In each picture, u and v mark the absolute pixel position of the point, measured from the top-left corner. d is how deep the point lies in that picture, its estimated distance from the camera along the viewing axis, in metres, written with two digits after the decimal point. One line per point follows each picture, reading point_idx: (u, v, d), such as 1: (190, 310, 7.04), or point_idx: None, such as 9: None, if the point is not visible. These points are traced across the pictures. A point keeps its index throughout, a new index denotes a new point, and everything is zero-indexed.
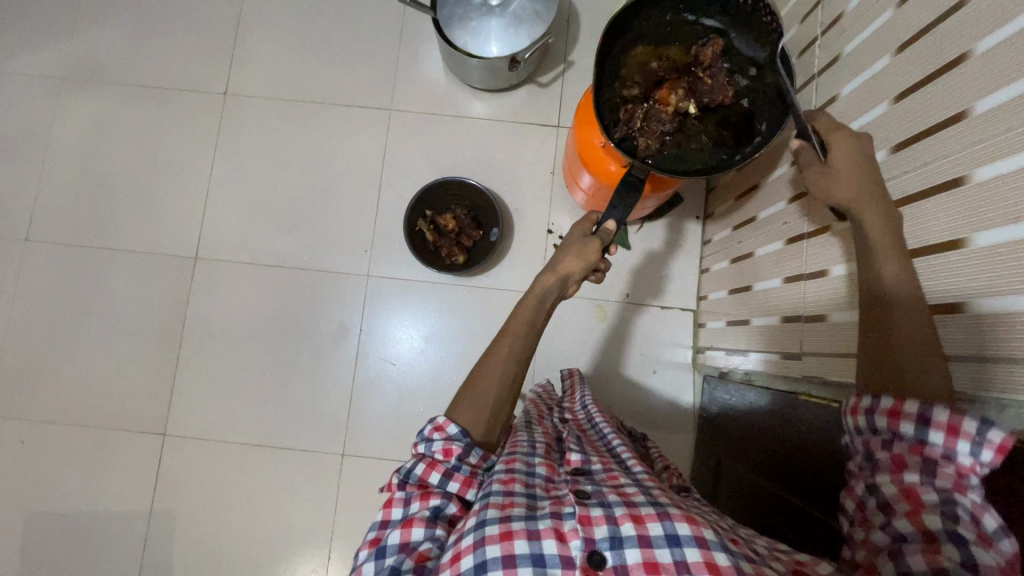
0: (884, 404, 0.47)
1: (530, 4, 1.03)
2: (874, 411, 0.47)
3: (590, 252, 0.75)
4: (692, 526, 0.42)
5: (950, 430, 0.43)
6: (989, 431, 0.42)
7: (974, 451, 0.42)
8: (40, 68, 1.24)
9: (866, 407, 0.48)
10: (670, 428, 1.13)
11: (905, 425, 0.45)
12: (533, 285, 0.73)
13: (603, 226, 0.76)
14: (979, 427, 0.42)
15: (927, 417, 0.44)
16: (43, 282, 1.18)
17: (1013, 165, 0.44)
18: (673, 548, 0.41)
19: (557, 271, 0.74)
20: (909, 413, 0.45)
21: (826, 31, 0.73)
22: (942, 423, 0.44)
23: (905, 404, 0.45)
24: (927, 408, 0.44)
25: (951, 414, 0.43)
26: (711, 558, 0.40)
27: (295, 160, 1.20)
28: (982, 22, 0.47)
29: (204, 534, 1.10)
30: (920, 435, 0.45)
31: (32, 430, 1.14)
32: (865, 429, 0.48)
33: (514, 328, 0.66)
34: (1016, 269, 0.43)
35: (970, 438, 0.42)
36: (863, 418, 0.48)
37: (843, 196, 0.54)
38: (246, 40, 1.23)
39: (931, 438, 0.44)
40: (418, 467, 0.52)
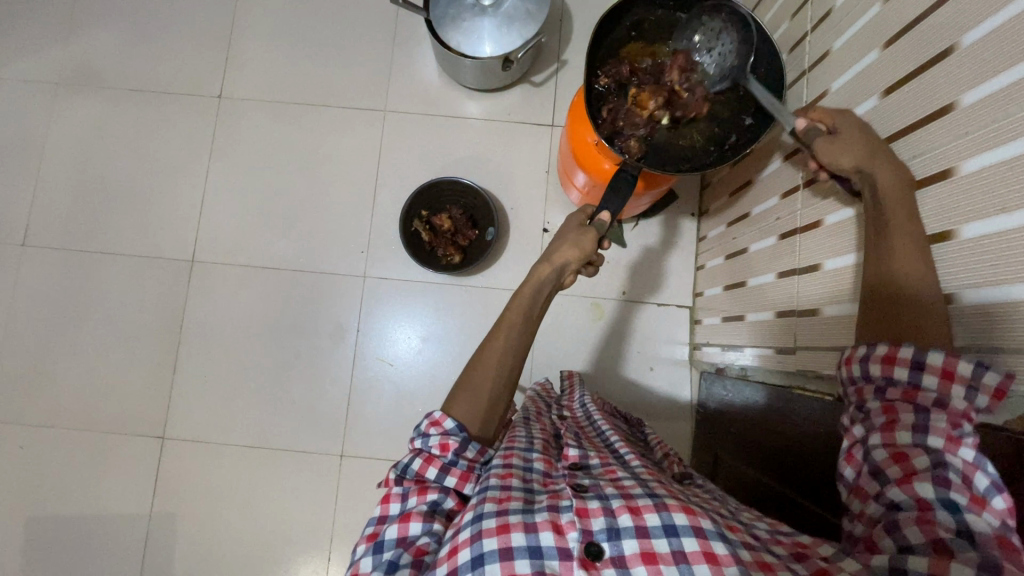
0: (880, 350, 0.48)
1: (522, 4, 1.03)
2: (870, 358, 0.48)
3: (586, 241, 0.75)
4: (689, 516, 0.42)
5: (944, 376, 0.44)
6: (984, 374, 0.43)
7: (969, 396, 0.43)
8: (35, 74, 1.24)
9: (861, 355, 0.49)
10: (668, 425, 1.13)
11: (899, 370, 0.46)
12: (529, 274, 0.72)
13: (598, 218, 0.78)
14: (975, 371, 0.43)
15: (921, 362, 0.45)
16: (40, 287, 1.18)
17: (1000, 157, 0.44)
18: (670, 538, 0.41)
19: (552, 261, 0.72)
20: (904, 358, 0.46)
21: (816, 26, 0.74)
22: (937, 368, 0.44)
23: (900, 350, 0.47)
24: (922, 354, 0.45)
25: (946, 360, 0.44)
26: (709, 547, 0.40)
27: (291, 163, 1.20)
28: (967, 14, 0.47)
29: (204, 537, 1.10)
30: (914, 379, 0.45)
31: (32, 435, 1.14)
32: (859, 377, 0.49)
33: (510, 320, 0.66)
34: (1005, 258, 0.43)
35: (965, 382, 0.43)
36: (858, 366, 0.49)
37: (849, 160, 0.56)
38: (240, 44, 1.24)
39: (924, 382, 0.45)
40: (415, 462, 0.53)
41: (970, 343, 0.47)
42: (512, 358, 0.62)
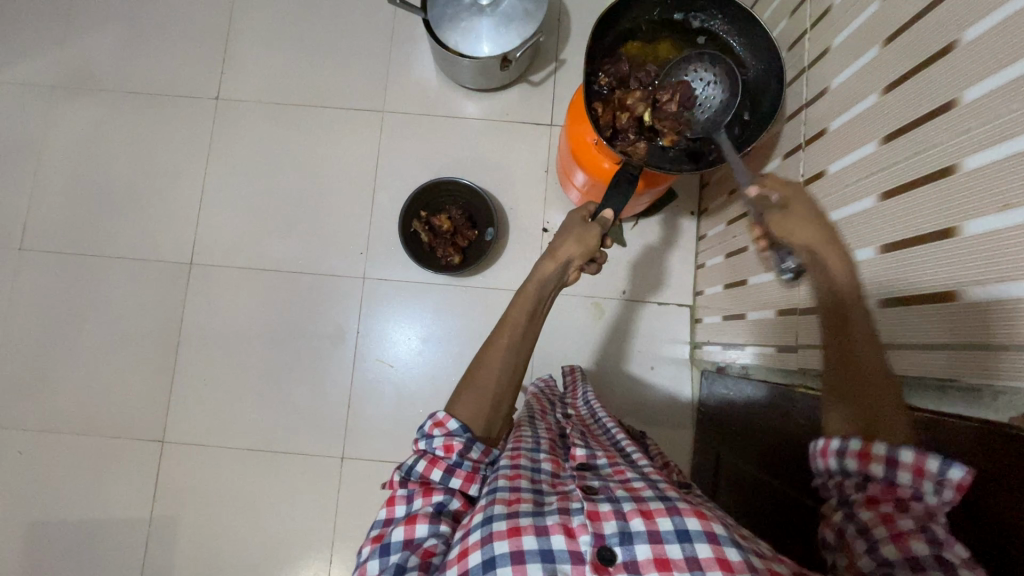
0: (853, 445, 0.48)
1: (520, 3, 1.03)
2: (844, 453, 0.48)
3: (590, 239, 0.74)
4: (702, 521, 0.41)
5: (917, 472, 0.44)
6: (949, 471, 0.43)
7: (939, 492, 0.43)
8: (31, 77, 1.23)
9: (835, 449, 0.49)
10: (669, 424, 1.13)
11: (875, 466, 0.46)
12: (532, 272, 0.71)
13: (600, 216, 0.77)
14: (943, 469, 0.43)
15: (895, 458, 0.45)
16: (38, 291, 1.18)
17: (1002, 153, 0.44)
18: (683, 544, 0.40)
19: (557, 258, 0.72)
20: (878, 454, 0.46)
21: (815, 24, 0.74)
22: (908, 464, 0.45)
23: (872, 446, 0.47)
24: (894, 450, 0.46)
25: (917, 456, 0.44)
26: (722, 554, 0.39)
27: (289, 164, 1.19)
28: (968, 10, 0.47)
29: (205, 540, 1.10)
30: (889, 475, 0.46)
31: (31, 439, 1.13)
32: (837, 471, 0.49)
33: (513, 320, 0.65)
34: (1009, 256, 0.43)
35: (934, 478, 0.43)
36: (834, 461, 0.49)
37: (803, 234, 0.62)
38: (237, 44, 1.23)
39: (899, 478, 0.45)
40: (419, 464, 0.53)
41: (973, 340, 0.47)
42: (515, 357, 0.62)
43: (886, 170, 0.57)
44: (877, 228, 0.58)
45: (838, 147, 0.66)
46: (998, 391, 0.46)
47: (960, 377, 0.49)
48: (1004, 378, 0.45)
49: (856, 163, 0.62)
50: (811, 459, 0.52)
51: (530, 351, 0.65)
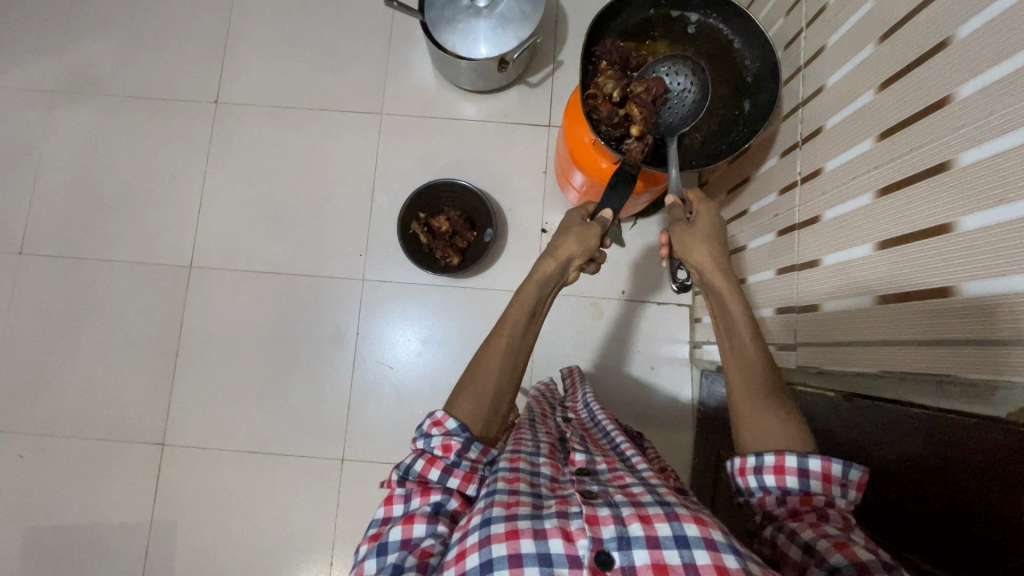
0: (769, 461, 0.51)
1: (517, 5, 1.03)
2: (761, 469, 0.51)
3: (590, 237, 0.74)
4: (701, 527, 0.41)
5: (825, 478, 0.49)
6: (850, 471, 0.49)
7: (843, 491, 0.49)
8: (31, 82, 1.24)
9: (753, 466, 0.52)
10: (669, 425, 1.13)
11: (790, 479, 0.50)
12: (533, 271, 0.71)
13: (599, 215, 0.78)
14: (844, 469, 0.49)
15: (806, 469, 0.49)
16: (38, 295, 1.18)
17: (998, 148, 0.44)
18: (681, 550, 0.40)
19: (557, 257, 0.72)
20: (792, 467, 0.50)
21: (810, 23, 0.74)
22: (818, 472, 0.49)
23: (786, 459, 0.50)
24: (804, 460, 0.49)
25: (824, 463, 0.49)
26: (720, 561, 0.39)
27: (288, 167, 1.20)
28: (962, 7, 0.48)
29: (206, 543, 1.10)
30: (804, 485, 0.50)
31: (31, 444, 1.13)
32: (757, 489, 0.52)
33: (512, 319, 0.65)
34: (1006, 250, 0.43)
35: (840, 481, 0.49)
36: (753, 478, 0.52)
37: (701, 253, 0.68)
38: (236, 48, 1.24)
39: (813, 488, 0.49)
40: (418, 463, 0.53)
41: (972, 337, 0.47)
42: (515, 356, 0.62)
43: (882, 167, 0.57)
44: (873, 225, 0.58)
45: (834, 145, 0.66)
46: (997, 386, 0.46)
47: (957, 372, 0.49)
48: (1002, 374, 0.45)
49: (852, 160, 0.63)
50: (731, 480, 0.55)
51: (529, 350, 0.65)
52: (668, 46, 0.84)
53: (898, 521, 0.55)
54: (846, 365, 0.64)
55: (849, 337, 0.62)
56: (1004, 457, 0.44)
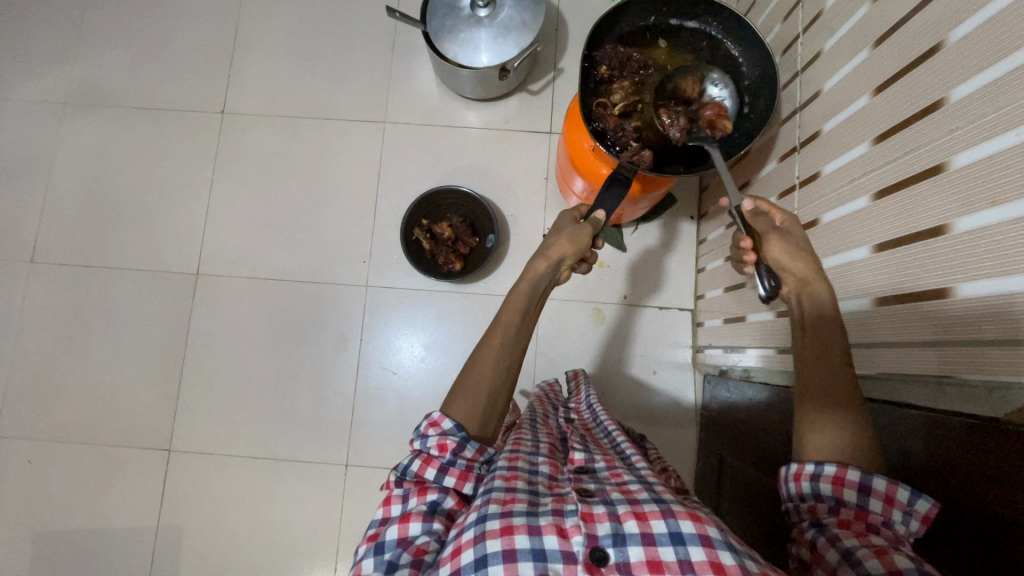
0: (829, 471, 0.50)
1: (518, 14, 1.05)
2: (819, 478, 0.50)
3: (583, 238, 0.74)
4: (696, 523, 0.41)
5: (887, 499, 0.47)
6: (918, 501, 0.47)
7: (906, 520, 0.47)
8: (43, 94, 1.27)
9: (810, 473, 0.50)
10: (673, 429, 1.13)
11: (848, 492, 0.49)
12: (525, 270, 0.72)
13: (593, 216, 0.78)
14: (911, 498, 0.47)
15: (868, 486, 0.48)
16: (48, 303, 1.20)
17: (991, 149, 0.44)
18: (676, 546, 0.40)
19: (549, 256, 0.72)
20: (852, 481, 0.49)
21: (807, 28, 0.75)
22: (880, 493, 0.48)
23: (847, 472, 0.49)
24: (867, 478, 0.48)
25: (888, 484, 0.48)
26: (715, 557, 0.39)
27: (293, 175, 1.22)
28: (953, 12, 0.48)
29: (211, 548, 1.10)
30: (861, 501, 0.48)
31: (40, 449, 1.15)
32: (810, 495, 0.51)
33: (507, 317, 0.66)
34: (999, 250, 0.43)
35: (903, 507, 0.47)
36: (807, 484, 0.51)
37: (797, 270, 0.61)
38: (242, 59, 1.26)
39: (871, 506, 0.48)
40: (414, 463, 0.54)
41: (967, 337, 0.47)
42: (511, 354, 0.62)
43: (878, 169, 0.58)
44: (870, 227, 0.59)
45: (832, 148, 0.67)
46: (992, 385, 0.45)
47: (956, 372, 0.49)
48: (999, 375, 0.44)
49: (849, 164, 0.63)
50: (783, 485, 0.53)
51: (525, 349, 0.65)
52: (668, 50, 0.85)
53: None
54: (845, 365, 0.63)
55: (851, 339, 0.62)
56: (1001, 455, 0.44)
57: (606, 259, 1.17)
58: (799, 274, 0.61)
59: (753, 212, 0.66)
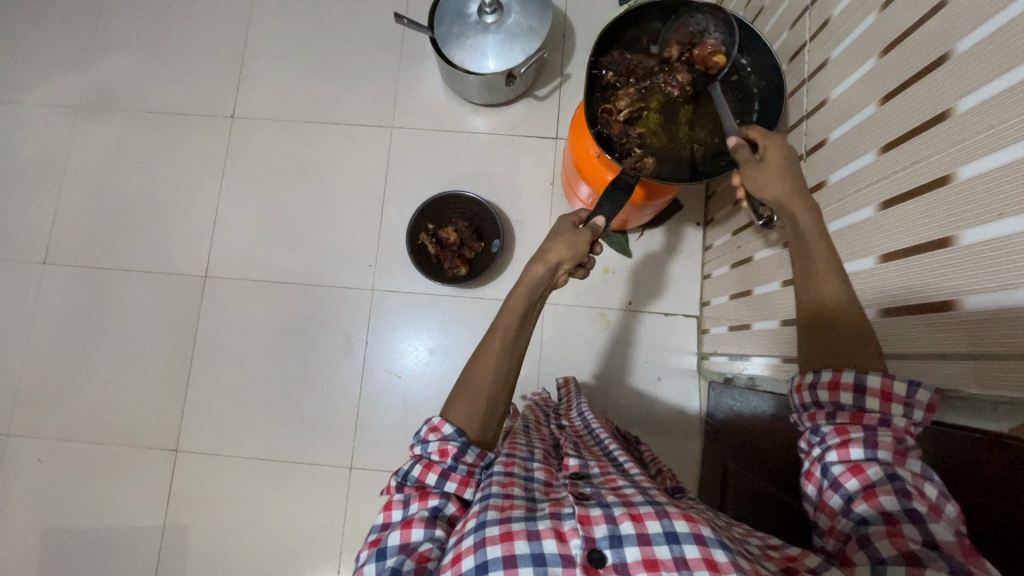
0: (825, 376, 0.50)
1: (524, 21, 1.05)
2: (817, 385, 0.51)
3: (580, 242, 0.74)
4: (690, 522, 0.41)
5: (883, 396, 0.47)
6: (917, 391, 0.47)
7: (907, 413, 0.47)
8: (58, 98, 1.29)
9: (809, 382, 0.52)
10: (677, 436, 1.12)
11: (844, 394, 0.49)
12: (522, 275, 0.70)
13: (592, 221, 0.77)
14: (908, 390, 0.47)
15: (863, 386, 0.48)
16: (60, 303, 1.22)
17: (997, 163, 0.44)
18: (671, 545, 0.40)
19: (546, 261, 0.71)
20: (847, 383, 0.49)
21: (815, 35, 0.74)
22: (876, 391, 0.48)
23: (842, 374, 0.49)
24: (862, 377, 0.49)
25: (883, 381, 0.48)
26: (709, 554, 0.39)
27: (300, 179, 1.23)
28: (961, 23, 0.48)
29: (216, 548, 1.11)
30: (858, 403, 0.48)
31: (50, 448, 1.16)
32: (812, 405, 0.52)
33: (504, 322, 0.65)
34: (1005, 265, 0.43)
35: (902, 401, 0.47)
36: (808, 394, 0.52)
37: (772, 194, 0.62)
38: (252, 64, 1.27)
39: (868, 405, 0.48)
40: (415, 468, 0.54)
41: (971, 351, 0.46)
42: (508, 361, 0.62)
43: (884, 179, 0.57)
44: (875, 237, 0.58)
45: (838, 157, 0.66)
46: (998, 400, 0.45)
47: (960, 387, 0.48)
48: (1002, 389, 0.44)
49: (855, 173, 0.63)
50: (789, 397, 0.55)
51: (523, 352, 0.65)
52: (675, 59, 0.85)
53: None
54: None
55: None
56: (1006, 471, 0.44)
57: (612, 264, 1.17)
58: (776, 196, 0.61)
59: (735, 147, 0.67)
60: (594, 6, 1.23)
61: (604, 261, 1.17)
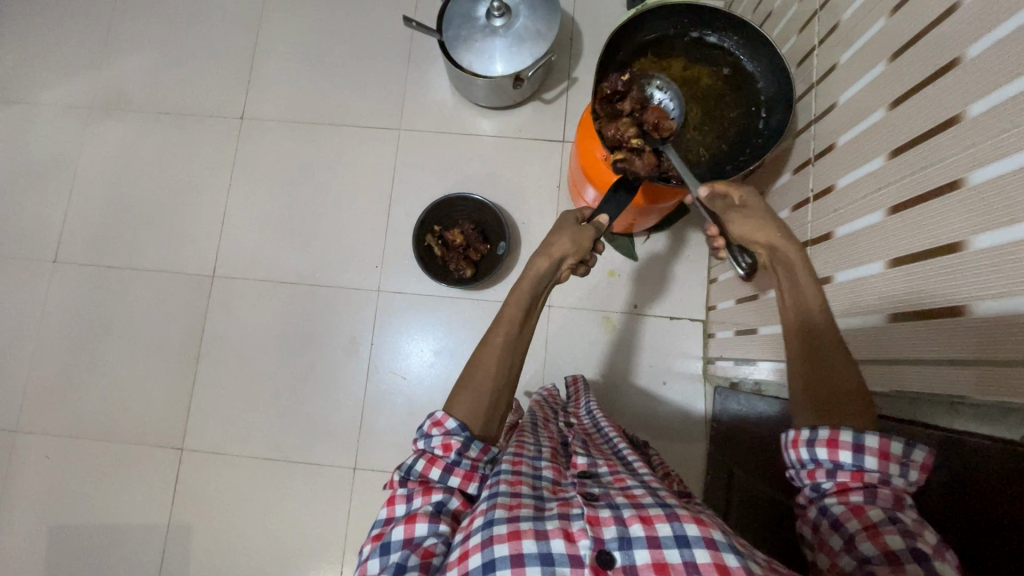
0: (823, 435, 0.50)
1: (533, 24, 1.06)
2: (815, 443, 0.50)
3: (583, 238, 0.74)
4: (701, 526, 0.41)
5: (882, 455, 0.47)
6: (913, 451, 0.47)
7: (903, 471, 0.47)
8: (70, 99, 1.30)
9: (806, 439, 0.51)
10: (682, 440, 1.12)
11: (844, 454, 0.48)
12: (525, 268, 0.72)
13: (595, 218, 0.78)
14: (904, 449, 0.47)
15: (862, 445, 0.48)
16: (69, 301, 1.23)
17: (1008, 168, 0.43)
18: (682, 549, 0.40)
19: (550, 255, 0.72)
20: (846, 442, 0.49)
21: (823, 40, 0.74)
22: (874, 449, 0.48)
23: (841, 433, 0.49)
24: (860, 436, 0.48)
25: (881, 440, 0.48)
26: (721, 559, 0.39)
27: (308, 180, 1.23)
28: (971, 27, 0.48)
29: (220, 547, 1.12)
30: (857, 461, 0.48)
31: (58, 445, 1.17)
32: (808, 461, 0.51)
33: (508, 315, 0.66)
34: (1015, 269, 0.42)
35: (899, 460, 0.47)
36: (805, 450, 0.51)
37: (762, 236, 0.64)
38: (262, 66, 1.29)
39: (867, 463, 0.48)
40: (419, 463, 0.54)
41: (980, 357, 0.46)
42: (512, 355, 0.63)
43: (894, 184, 0.57)
44: (884, 242, 0.58)
45: (847, 162, 0.66)
46: (1008, 406, 0.45)
47: (968, 392, 0.48)
48: (1010, 394, 0.44)
49: (864, 177, 0.62)
50: (783, 451, 0.54)
51: (526, 346, 0.66)
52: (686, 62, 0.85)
53: None
54: None
55: (864, 353, 0.61)
56: (1011, 477, 0.44)
57: (617, 268, 1.17)
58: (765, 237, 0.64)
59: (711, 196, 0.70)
60: (602, 10, 1.23)
61: (609, 264, 1.17)
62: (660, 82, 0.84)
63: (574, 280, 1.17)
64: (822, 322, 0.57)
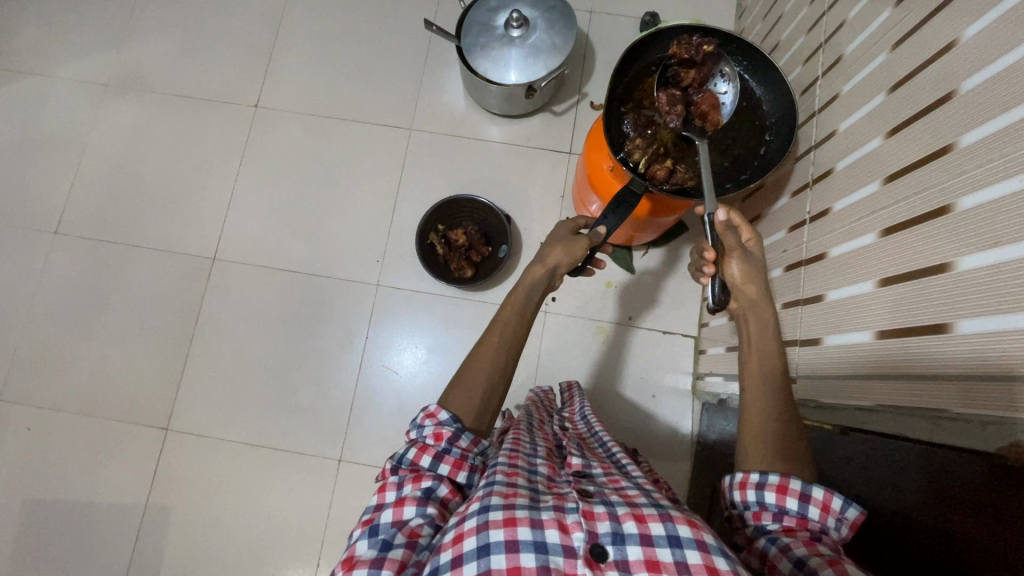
0: (772, 480, 0.52)
1: (549, 37, 1.09)
2: (764, 486, 0.52)
3: (578, 249, 0.77)
4: (693, 529, 0.42)
5: (824, 507, 0.50)
6: (848, 509, 0.50)
7: (837, 524, 0.50)
8: (86, 75, 1.32)
9: (755, 481, 0.52)
10: (668, 454, 1.12)
11: (791, 500, 0.50)
12: (523, 276, 0.73)
13: (594, 230, 0.80)
14: (843, 505, 0.50)
15: (808, 495, 0.50)
16: (65, 273, 1.23)
17: (997, 193, 0.45)
18: (674, 548, 0.41)
19: (546, 263, 0.75)
20: (795, 490, 0.51)
21: (827, 71, 0.78)
22: (818, 501, 0.50)
23: (790, 481, 0.51)
24: (808, 487, 0.50)
25: (825, 493, 0.50)
26: (711, 561, 0.40)
27: (317, 171, 1.25)
28: (966, 65, 0.51)
29: (197, 531, 1.10)
30: (802, 509, 0.50)
31: (40, 416, 1.16)
32: (753, 503, 0.53)
33: (504, 318, 0.67)
34: (1012, 288, 0.43)
35: (836, 515, 0.50)
36: (752, 493, 0.52)
37: (751, 293, 0.68)
38: (280, 58, 1.31)
39: (810, 513, 0.50)
40: (410, 451, 0.55)
41: (963, 371, 0.48)
42: (507, 354, 0.64)
43: (889, 208, 0.59)
44: (879, 261, 0.60)
45: (843, 186, 0.69)
46: (986, 420, 0.46)
47: (955, 406, 0.49)
48: (996, 409, 0.45)
49: (860, 201, 0.65)
50: (727, 490, 0.55)
51: (522, 343, 0.67)
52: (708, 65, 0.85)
53: (895, 559, 0.54)
54: (845, 397, 0.65)
55: (854, 370, 0.63)
56: (990, 488, 0.44)
57: (614, 279, 1.19)
58: (749, 296, 0.68)
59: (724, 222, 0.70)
60: (615, 31, 1.27)
61: (606, 275, 1.20)
62: (730, 71, 0.84)
63: (572, 289, 1.19)
64: (775, 359, 0.61)
